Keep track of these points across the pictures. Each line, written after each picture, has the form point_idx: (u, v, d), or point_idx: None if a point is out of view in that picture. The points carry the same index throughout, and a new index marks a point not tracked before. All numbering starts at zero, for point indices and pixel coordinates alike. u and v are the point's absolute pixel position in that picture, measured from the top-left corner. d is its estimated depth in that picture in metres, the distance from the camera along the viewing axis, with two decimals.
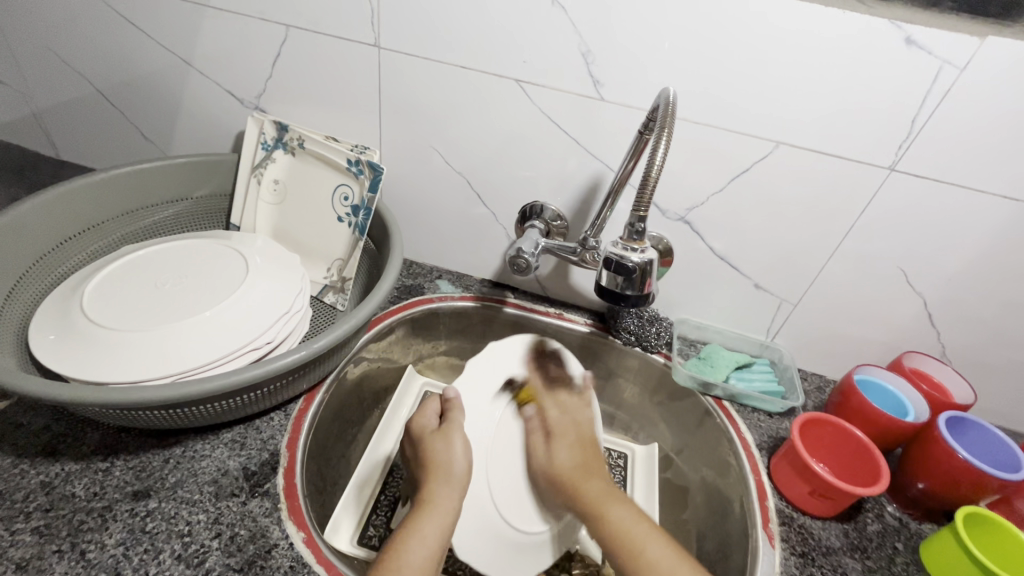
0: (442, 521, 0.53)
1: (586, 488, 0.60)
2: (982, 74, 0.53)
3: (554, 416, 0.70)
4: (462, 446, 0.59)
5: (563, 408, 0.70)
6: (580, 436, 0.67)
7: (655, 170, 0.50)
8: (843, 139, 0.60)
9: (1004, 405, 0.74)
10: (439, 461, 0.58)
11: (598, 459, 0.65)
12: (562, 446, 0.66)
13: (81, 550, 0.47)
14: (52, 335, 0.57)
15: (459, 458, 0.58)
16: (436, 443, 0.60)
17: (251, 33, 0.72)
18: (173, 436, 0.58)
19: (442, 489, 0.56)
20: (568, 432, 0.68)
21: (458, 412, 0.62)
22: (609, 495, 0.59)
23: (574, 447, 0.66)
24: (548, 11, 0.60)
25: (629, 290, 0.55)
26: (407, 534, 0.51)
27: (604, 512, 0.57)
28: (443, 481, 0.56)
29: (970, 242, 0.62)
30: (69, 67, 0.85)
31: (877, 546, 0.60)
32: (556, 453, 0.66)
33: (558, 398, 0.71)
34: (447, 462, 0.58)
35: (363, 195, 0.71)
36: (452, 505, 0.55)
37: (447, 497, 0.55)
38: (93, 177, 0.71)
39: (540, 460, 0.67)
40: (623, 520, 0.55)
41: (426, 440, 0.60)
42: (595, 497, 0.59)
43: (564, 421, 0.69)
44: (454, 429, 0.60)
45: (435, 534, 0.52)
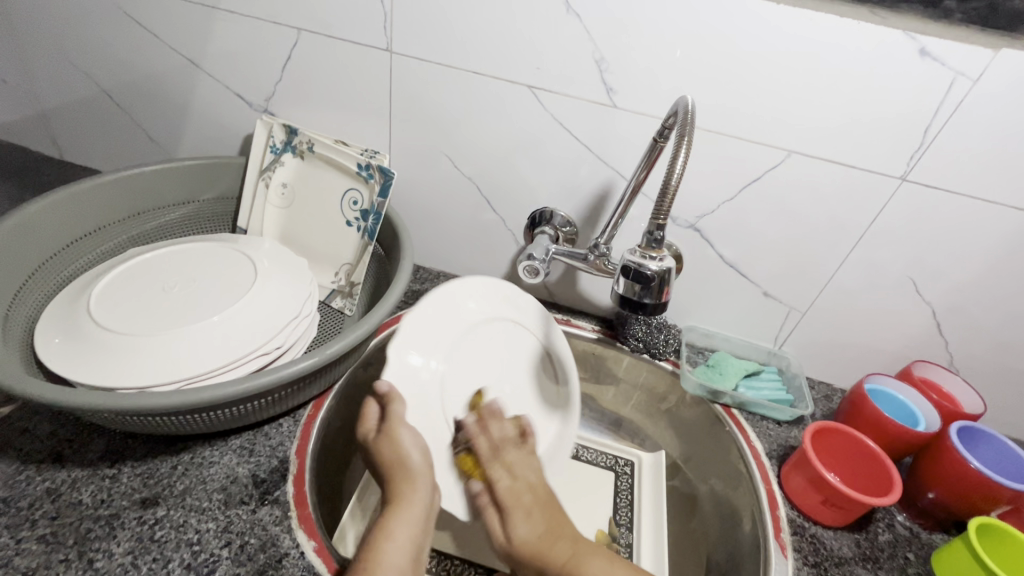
0: (412, 521, 0.50)
1: (556, 548, 0.53)
2: (995, 86, 0.53)
3: (504, 485, 0.58)
4: (416, 442, 0.54)
5: (513, 471, 0.59)
6: (536, 492, 0.58)
7: (675, 178, 0.50)
8: (855, 149, 0.60)
9: (1011, 415, 0.74)
10: (391, 462, 0.53)
11: (560, 516, 0.57)
12: (521, 519, 0.55)
13: (88, 559, 0.46)
14: (59, 339, 0.56)
15: (411, 454, 0.53)
16: (383, 444, 0.53)
17: (262, 36, 0.71)
18: (180, 442, 0.57)
19: (404, 488, 0.52)
20: (524, 498, 0.57)
21: (399, 405, 0.55)
22: (580, 548, 0.52)
23: (533, 514, 0.55)
24: (563, 17, 0.60)
25: (646, 298, 0.55)
26: (379, 539, 0.49)
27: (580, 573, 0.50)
28: (401, 479, 0.52)
29: (981, 252, 0.63)
30: (75, 67, 0.84)
31: (889, 556, 0.60)
32: (514, 525, 0.55)
33: (506, 458, 0.60)
34: (404, 460, 0.53)
35: (373, 200, 0.71)
36: (421, 498, 0.52)
37: (416, 498, 0.52)
38: (100, 179, 0.70)
39: (497, 536, 0.55)
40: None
41: (371, 446, 0.54)
42: (569, 556, 0.52)
43: (520, 492, 0.57)
44: (395, 423, 0.54)
45: (405, 542, 0.49)
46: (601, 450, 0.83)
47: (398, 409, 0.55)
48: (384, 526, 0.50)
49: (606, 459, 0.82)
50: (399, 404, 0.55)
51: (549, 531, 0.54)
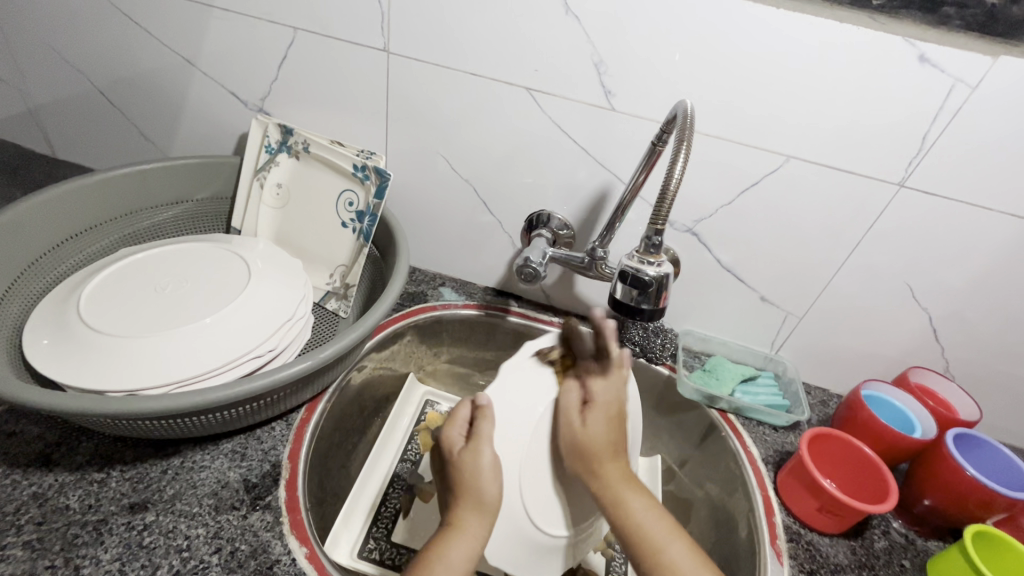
0: (470, 547, 0.50)
1: (610, 467, 0.55)
2: (993, 93, 0.53)
3: (491, 459, 0.54)
4: (492, 464, 0.54)
5: (589, 394, 0.59)
6: (609, 411, 0.58)
7: (673, 183, 0.50)
8: (853, 154, 0.60)
9: (1006, 421, 0.74)
10: (470, 477, 0.53)
11: (622, 432, 0.58)
12: (597, 417, 0.57)
13: (75, 566, 0.46)
14: (47, 340, 0.56)
15: (486, 478, 0.53)
16: (467, 459, 0.54)
17: (258, 35, 0.71)
18: (171, 446, 0.56)
19: (470, 513, 0.52)
20: (607, 406, 0.58)
21: (487, 423, 0.56)
22: (629, 480, 0.55)
23: (605, 417, 0.58)
24: (562, 19, 0.60)
25: (644, 303, 0.55)
26: (436, 559, 0.49)
27: (626, 504, 0.53)
28: (471, 501, 0.52)
29: (977, 258, 0.63)
30: (68, 63, 0.83)
31: (884, 563, 0.60)
32: (588, 426, 0.57)
33: (589, 382, 0.60)
34: (478, 481, 0.53)
35: (368, 201, 0.70)
36: (479, 530, 0.51)
37: (475, 523, 0.52)
38: (93, 177, 0.69)
39: (567, 424, 0.58)
40: (643, 518, 0.53)
41: (456, 459, 0.55)
42: (615, 484, 0.55)
43: (608, 395, 0.59)
44: (482, 441, 0.54)
45: (461, 560, 0.49)
46: None
47: (486, 425, 0.55)
48: (442, 553, 0.49)
49: None
50: (489, 420, 0.56)
51: (614, 440, 0.57)
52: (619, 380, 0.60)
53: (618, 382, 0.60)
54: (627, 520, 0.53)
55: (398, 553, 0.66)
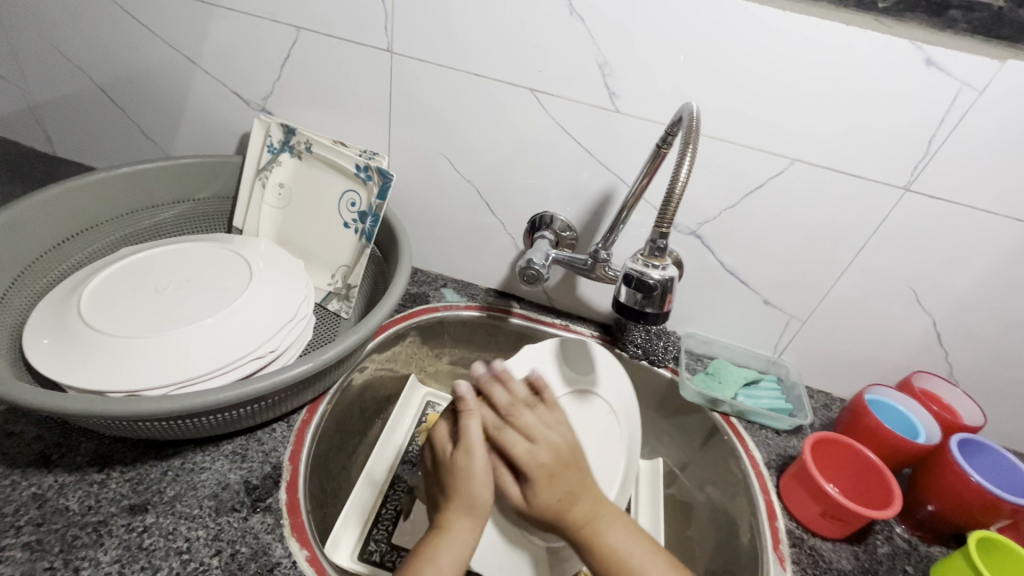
0: (458, 552, 0.49)
1: (576, 509, 0.52)
2: (1000, 96, 0.53)
3: (522, 450, 0.55)
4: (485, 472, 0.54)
5: (529, 433, 0.56)
6: (558, 452, 0.55)
7: (679, 186, 0.50)
8: (858, 157, 0.59)
9: (1009, 426, 0.74)
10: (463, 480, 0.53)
11: (579, 475, 0.55)
12: (536, 485, 0.53)
13: (75, 568, 0.45)
14: (47, 339, 0.55)
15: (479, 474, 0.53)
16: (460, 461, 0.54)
17: (261, 34, 0.70)
18: (171, 447, 0.56)
19: (463, 507, 0.52)
20: (546, 463, 0.54)
21: (475, 427, 0.55)
22: (602, 513, 0.53)
23: (546, 479, 0.53)
24: (566, 20, 0.59)
25: (648, 307, 0.54)
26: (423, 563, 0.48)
27: (601, 539, 0.51)
28: (462, 499, 0.52)
29: (982, 262, 0.62)
30: (70, 62, 0.83)
31: (887, 569, 0.59)
32: (531, 488, 0.53)
33: (520, 424, 0.57)
34: (470, 484, 0.52)
35: (370, 202, 0.70)
36: (469, 531, 0.51)
37: (465, 525, 0.51)
38: (94, 176, 0.69)
39: (514, 500, 0.55)
40: (620, 545, 0.51)
41: (448, 462, 0.55)
42: (586, 519, 0.52)
43: (537, 455, 0.54)
44: (473, 445, 0.54)
45: (450, 564, 0.48)
46: None
47: (473, 427, 0.55)
48: (432, 556, 0.48)
49: None
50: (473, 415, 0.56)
51: (568, 492, 0.53)
52: (552, 418, 0.59)
53: (551, 416, 0.59)
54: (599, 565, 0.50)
55: (398, 555, 0.66)
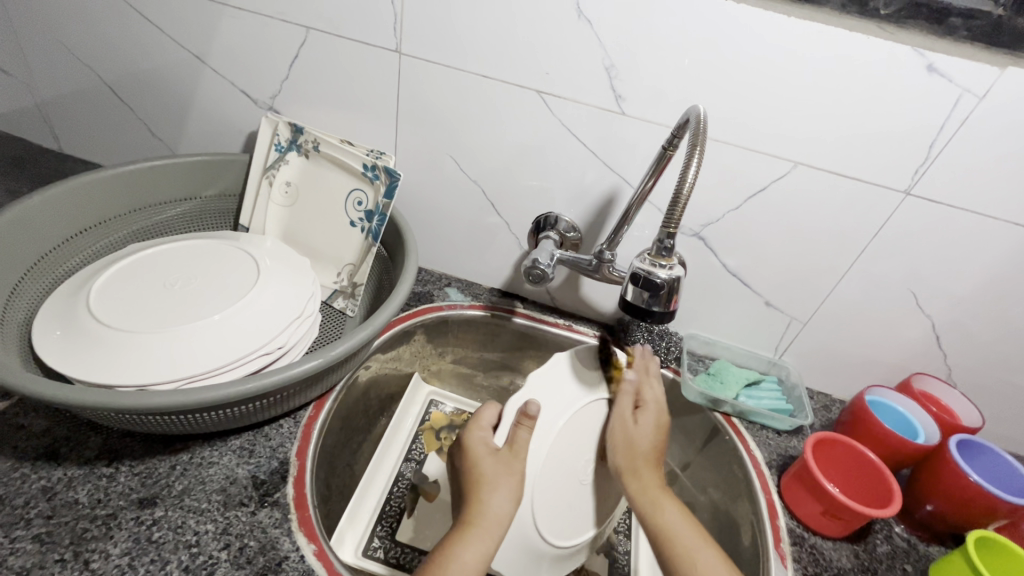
0: (487, 546, 0.50)
1: (657, 469, 0.59)
2: (1000, 102, 0.54)
3: (653, 393, 0.65)
4: (510, 485, 0.55)
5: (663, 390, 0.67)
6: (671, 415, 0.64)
7: (687, 187, 0.51)
8: (860, 161, 0.60)
9: (1007, 428, 0.75)
10: (492, 477, 0.55)
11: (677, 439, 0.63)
12: (648, 417, 0.63)
13: (84, 560, 0.46)
14: (58, 332, 0.56)
15: (508, 478, 0.55)
16: (492, 462, 0.56)
17: (270, 34, 0.71)
18: (179, 442, 0.56)
19: (494, 500, 0.53)
20: (664, 410, 0.64)
21: (523, 433, 0.58)
22: (666, 490, 0.58)
23: (656, 422, 0.63)
24: (573, 23, 0.60)
25: (654, 306, 0.55)
26: (448, 558, 0.48)
27: (661, 506, 0.55)
28: (495, 492, 0.54)
29: (982, 265, 0.63)
30: (77, 59, 0.83)
31: (886, 567, 0.60)
32: (639, 423, 0.62)
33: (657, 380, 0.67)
34: (496, 482, 0.54)
35: (377, 201, 0.71)
36: (495, 528, 0.52)
37: (492, 521, 0.52)
38: (104, 172, 0.70)
39: (619, 424, 0.62)
40: (676, 519, 0.54)
41: (484, 458, 0.56)
42: (655, 486, 0.57)
43: (662, 403, 0.65)
44: (517, 451, 0.57)
45: (474, 560, 0.49)
46: None
47: (523, 435, 0.58)
48: (457, 551, 0.49)
49: None
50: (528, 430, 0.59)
51: (662, 446, 0.61)
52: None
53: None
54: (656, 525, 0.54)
55: (402, 552, 0.67)
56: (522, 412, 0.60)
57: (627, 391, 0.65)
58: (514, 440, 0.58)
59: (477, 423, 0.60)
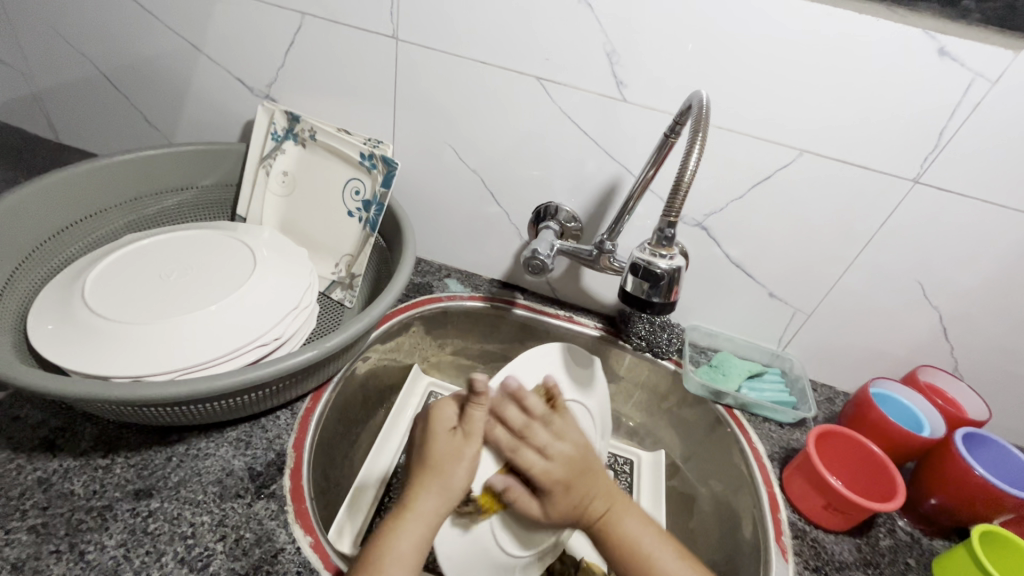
0: (421, 531, 0.49)
1: (593, 506, 0.55)
2: (1014, 86, 0.52)
3: (538, 467, 0.58)
4: (459, 469, 0.54)
5: (558, 436, 0.59)
6: (570, 462, 0.57)
7: (688, 173, 0.49)
8: (868, 149, 0.59)
9: (1013, 421, 0.73)
10: (439, 460, 0.54)
11: (595, 476, 0.57)
12: (556, 498, 0.57)
13: (79, 551, 0.46)
14: (52, 324, 0.55)
15: (457, 464, 0.54)
16: (441, 444, 0.55)
17: (265, 20, 0.70)
18: (176, 433, 0.56)
19: (436, 486, 0.53)
20: (560, 475, 0.57)
21: (479, 412, 0.58)
22: (620, 501, 0.56)
23: (563, 489, 0.57)
24: (573, 8, 0.59)
25: (655, 296, 0.54)
26: (383, 551, 0.47)
27: (617, 529, 0.54)
28: (439, 477, 0.53)
29: (991, 254, 0.62)
30: (72, 47, 0.82)
31: (890, 561, 0.59)
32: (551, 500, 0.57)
33: (551, 425, 0.60)
34: (444, 462, 0.54)
35: (375, 190, 0.70)
36: (433, 514, 0.51)
37: (430, 504, 0.52)
38: (98, 162, 0.69)
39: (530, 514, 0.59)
40: (634, 534, 0.54)
41: (436, 440, 0.56)
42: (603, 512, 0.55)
43: (552, 470, 0.57)
44: (474, 431, 0.57)
45: (411, 550, 0.48)
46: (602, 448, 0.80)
47: (478, 414, 0.58)
48: (393, 542, 0.48)
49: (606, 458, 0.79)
50: (484, 409, 0.58)
51: (586, 493, 0.56)
52: (564, 428, 0.60)
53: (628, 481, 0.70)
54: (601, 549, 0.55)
55: None
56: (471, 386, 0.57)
57: (513, 486, 0.60)
58: (470, 420, 0.57)
59: (437, 407, 0.59)
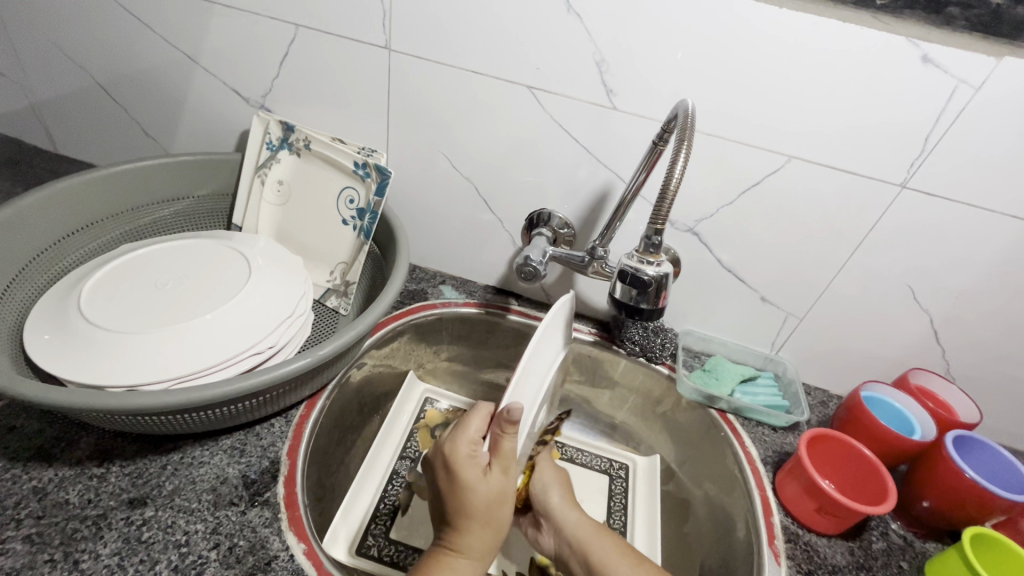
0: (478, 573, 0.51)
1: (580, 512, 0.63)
2: (997, 93, 0.53)
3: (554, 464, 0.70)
4: (505, 508, 0.52)
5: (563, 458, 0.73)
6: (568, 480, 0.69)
7: (674, 181, 0.50)
8: (855, 155, 0.59)
9: (1007, 423, 0.74)
10: (486, 506, 0.51)
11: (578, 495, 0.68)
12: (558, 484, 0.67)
13: (74, 560, 0.46)
14: (48, 335, 0.56)
15: (503, 503, 0.52)
16: (485, 484, 0.51)
17: (260, 31, 0.71)
18: (171, 442, 0.56)
19: (485, 531, 0.51)
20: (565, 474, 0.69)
21: (510, 440, 0.52)
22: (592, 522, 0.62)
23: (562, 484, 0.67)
24: (562, 18, 0.60)
25: (642, 303, 0.55)
26: None
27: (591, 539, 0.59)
28: (487, 524, 0.51)
29: (979, 258, 0.62)
30: (70, 59, 0.83)
31: (882, 564, 0.60)
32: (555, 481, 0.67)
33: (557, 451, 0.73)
34: (492, 507, 0.51)
35: (369, 199, 0.70)
36: (486, 553, 0.52)
37: (483, 546, 0.51)
38: (95, 172, 0.70)
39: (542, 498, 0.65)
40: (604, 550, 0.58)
41: (474, 484, 0.51)
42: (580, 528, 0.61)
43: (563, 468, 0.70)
44: (507, 461, 0.53)
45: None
46: (597, 454, 0.82)
47: (511, 443, 0.52)
48: None
49: (600, 463, 0.81)
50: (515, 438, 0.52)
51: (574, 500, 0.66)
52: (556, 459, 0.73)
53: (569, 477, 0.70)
54: (582, 535, 0.60)
55: (397, 550, 0.66)
56: (506, 415, 0.50)
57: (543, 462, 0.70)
58: (502, 452, 0.52)
59: (461, 441, 0.53)
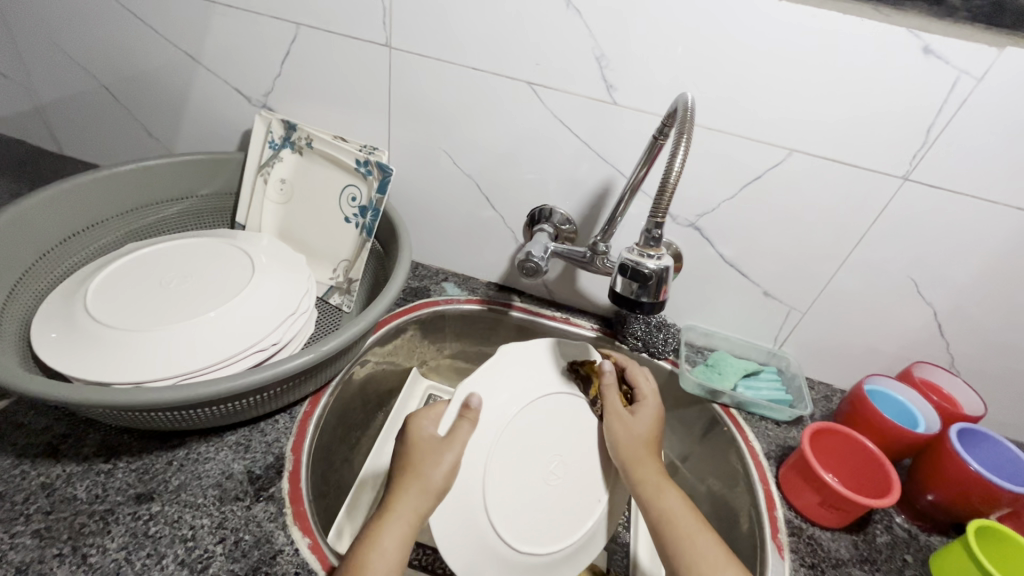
0: (403, 534, 0.49)
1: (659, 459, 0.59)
2: (1000, 84, 0.53)
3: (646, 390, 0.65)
4: (438, 476, 0.52)
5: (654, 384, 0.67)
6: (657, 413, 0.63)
7: (673, 175, 0.50)
8: (856, 148, 0.59)
9: (1011, 416, 0.73)
10: (421, 464, 0.52)
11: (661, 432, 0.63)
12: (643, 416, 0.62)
13: (82, 554, 0.47)
14: (54, 333, 0.56)
15: (437, 470, 0.52)
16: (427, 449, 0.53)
17: (262, 30, 0.71)
18: (176, 438, 0.57)
19: (415, 489, 0.51)
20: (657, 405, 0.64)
21: (465, 427, 0.56)
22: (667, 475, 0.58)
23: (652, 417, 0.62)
24: (562, 13, 0.60)
25: (643, 296, 0.55)
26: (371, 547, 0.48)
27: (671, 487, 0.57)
28: (418, 481, 0.51)
29: (982, 250, 0.62)
30: (73, 61, 0.84)
31: (886, 558, 0.59)
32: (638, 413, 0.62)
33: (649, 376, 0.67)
34: (429, 470, 0.52)
35: (371, 196, 0.71)
36: (414, 515, 0.50)
37: (411, 504, 0.50)
38: (99, 172, 0.70)
39: (618, 413, 0.62)
40: (672, 508, 0.55)
41: (420, 444, 0.53)
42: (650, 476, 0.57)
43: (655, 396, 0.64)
44: (455, 442, 0.54)
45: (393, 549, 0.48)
46: None
47: (466, 428, 0.56)
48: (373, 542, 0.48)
49: None
50: (470, 423, 0.56)
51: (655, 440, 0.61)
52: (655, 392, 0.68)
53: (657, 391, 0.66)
54: (649, 484, 0.57)
55: None
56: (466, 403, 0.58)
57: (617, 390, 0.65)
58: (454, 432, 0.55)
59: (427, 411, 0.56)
